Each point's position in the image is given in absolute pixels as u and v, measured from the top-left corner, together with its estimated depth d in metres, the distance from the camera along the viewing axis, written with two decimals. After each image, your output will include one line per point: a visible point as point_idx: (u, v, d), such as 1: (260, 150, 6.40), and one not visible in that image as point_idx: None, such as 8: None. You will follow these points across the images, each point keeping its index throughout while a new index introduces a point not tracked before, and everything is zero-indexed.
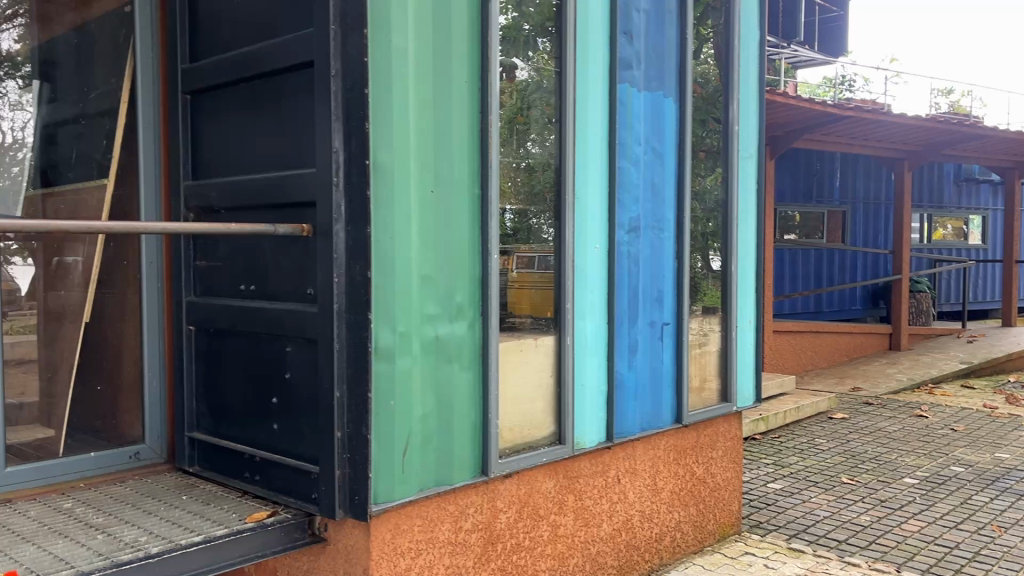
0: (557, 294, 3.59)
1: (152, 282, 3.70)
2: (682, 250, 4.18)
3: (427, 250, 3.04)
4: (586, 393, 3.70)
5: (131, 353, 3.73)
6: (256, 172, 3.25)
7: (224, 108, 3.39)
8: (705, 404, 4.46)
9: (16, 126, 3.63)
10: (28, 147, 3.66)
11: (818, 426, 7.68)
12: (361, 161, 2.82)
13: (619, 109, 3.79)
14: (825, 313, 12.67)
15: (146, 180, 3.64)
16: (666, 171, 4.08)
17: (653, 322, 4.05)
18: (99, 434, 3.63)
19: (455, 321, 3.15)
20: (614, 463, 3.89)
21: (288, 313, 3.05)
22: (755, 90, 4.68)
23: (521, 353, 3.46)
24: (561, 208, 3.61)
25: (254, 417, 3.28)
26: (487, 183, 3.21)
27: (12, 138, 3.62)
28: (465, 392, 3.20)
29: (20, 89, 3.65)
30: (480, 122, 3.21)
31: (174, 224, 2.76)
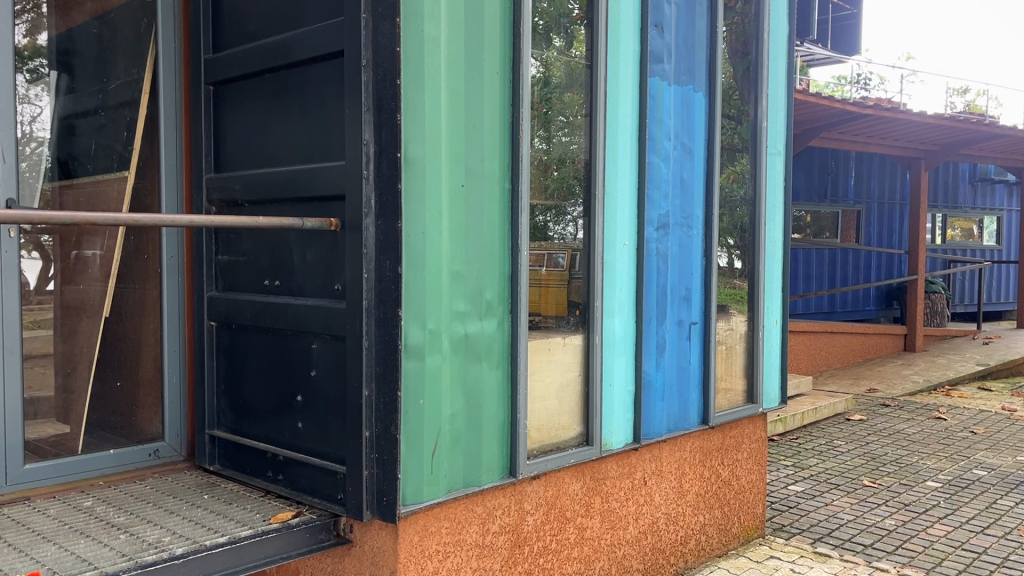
0: (585, 292, 3.51)
1: (173, 275, 3.63)
2: (711, 248, 4.09)
3: (458, 246, 2.96)
4: (614, 393, 3.62)
5: (150, 348, 3.67)
6: (282, 165, 3.18)
7: (248, 100, 3.32)
8: (732, 405, 4.38)
9: (26, 119, 3.37)
10: (39, 142, 3.43)
11: (835, 428, 7.60)
12: (392, 153, 2.75)
13: (650, 103, 3.71)
14: (838, 313, 12.57)
15: (167, 173, 3.59)
16: (695, 167, 4.00)
17: (680, 321, 3.96)
18: (118, 431, 3.57)
19: (485, 319, 3.07)
20: (640, 465, 3.81)
21: (315, 308, 2.98)
22: (784, 86, 4.60)
23: (549, 352, 3.38)
24: (568, 209, 3.43)
25: (278, 415, 3.21)
26: (518, 177, 3.13)
27: (22, 131, 3.35)
28: (494, 391, 3.12)
29: (28, 82, 3.39)
30: (511, 114, 3.14)
31: (200, 217, 2.70)
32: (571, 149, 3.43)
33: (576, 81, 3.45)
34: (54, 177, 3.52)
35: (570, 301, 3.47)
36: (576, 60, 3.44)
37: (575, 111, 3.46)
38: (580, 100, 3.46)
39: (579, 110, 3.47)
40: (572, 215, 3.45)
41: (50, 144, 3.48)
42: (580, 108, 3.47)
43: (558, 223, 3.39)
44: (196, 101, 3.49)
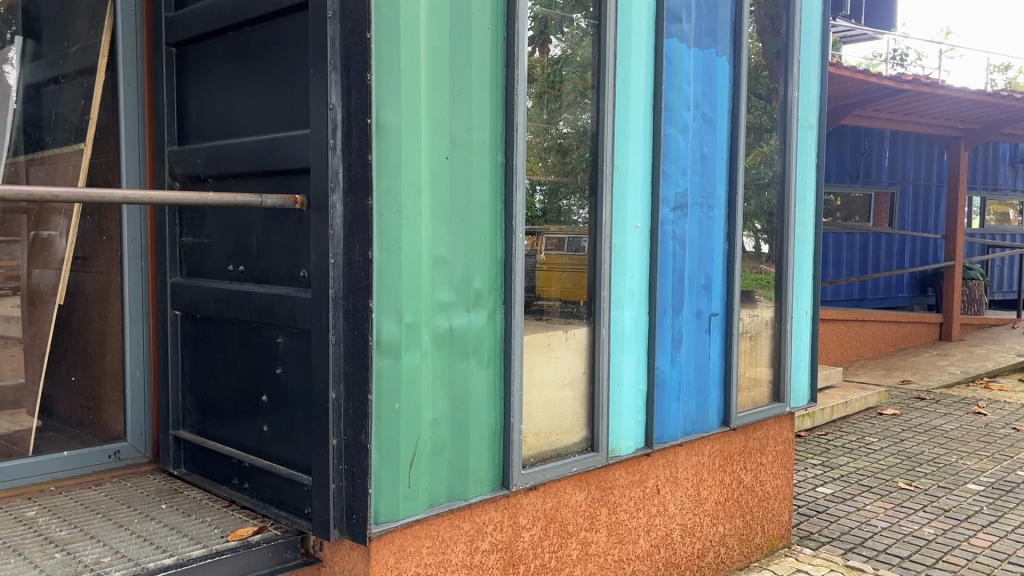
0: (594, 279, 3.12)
1: (135, 259, 3.28)
2: (734, 230, 3.69)
3: (441, 227, 2.58)
4: (623, 393, 3.23)
5: (112, 339, 3.34)
6: (248, 135, 2.82)
7: (211, 62, 2.96)
8: (756, 404, 3.98)
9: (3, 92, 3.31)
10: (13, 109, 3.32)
11: (867, 423, 7.16)
12: (362, 119, 2.38)
13: (666, 68, 3.29)
14: (869, 300, 12.05)
15: (128, 147, 3.25)
16: (717, 141, 3.58)
17: (699, 312, 3.56)
18: (77, 429, 3.27)
19: (473, 311, 2.70)
20: (653, 472, 3.43)
21: (279, 297, 2.63)
22: (818, 52, 4.14)
23: (549, 348, 3.01)
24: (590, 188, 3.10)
25: (243, 416, 2.87)
26: (512, 148, 2.74)
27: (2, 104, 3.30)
28: (483, 392, 2.75)
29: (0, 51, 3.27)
30: (505, 77, 2.74)
31: (138, 192, 2.29)
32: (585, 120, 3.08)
33: (582, 41, 3.05)
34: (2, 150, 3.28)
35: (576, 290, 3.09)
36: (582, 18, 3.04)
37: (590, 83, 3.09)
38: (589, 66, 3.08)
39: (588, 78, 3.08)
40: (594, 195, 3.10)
41: (12, 116, 3.31)
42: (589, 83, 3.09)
43: (584, 206, 3.09)
44: (158, 65, 3.14)
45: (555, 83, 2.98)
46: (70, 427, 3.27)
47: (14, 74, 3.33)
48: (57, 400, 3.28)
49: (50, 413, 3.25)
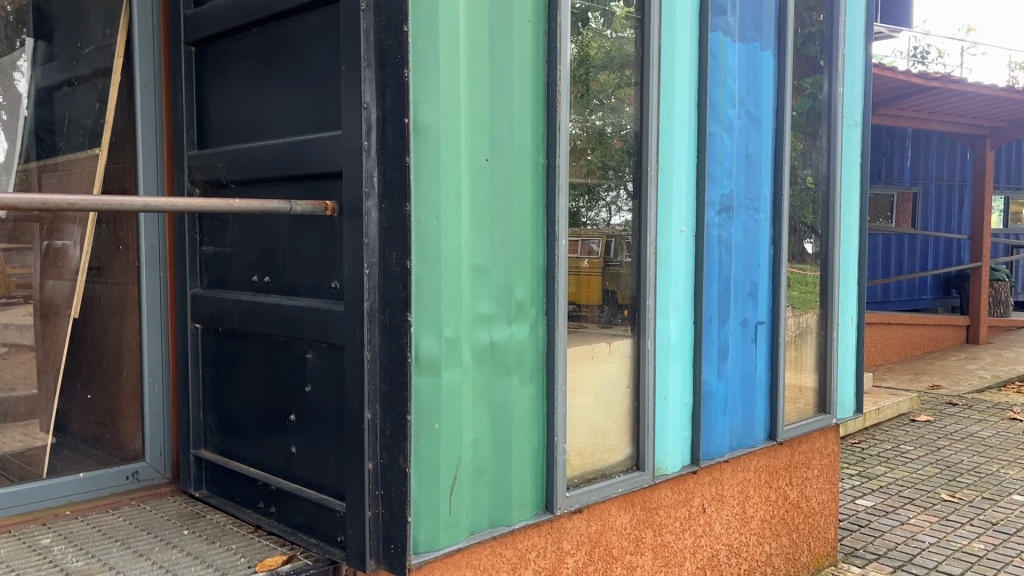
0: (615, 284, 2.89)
1: (152, 269, 3.12)
2: (780, 234, 3.50)
3: (481, 234, 2.41)
4: (669, 408, 3.05)
5: (129, 354, 3.18)
6: (273, 138, 2.65)
7: (233, 61, 2.80)
8: (801, 417, 3.79)
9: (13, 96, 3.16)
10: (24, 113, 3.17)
11: (900, 430, 6.95)
12: (398, 119, 2.21)
13: (711, 63, 3.11)
14: (893, 302, 11.82)
15: (145, 152, 3.09)
16: (762, 139, 3.40)
17: (745, 320, 3.38)
18: (94, 448, 3.12)
19: (514, 323, 2.52)
20: (698, 490, 3.25)
21: (309, 310, 2.46)
22: (862, 45, 3.96)
23: (592, 361, 2.83)
24: (602, 192, 2.84)
25: (270, 436, 2.70)
26: (554, 149, 2.57)
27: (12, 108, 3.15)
28: (526, 410, 2.57)
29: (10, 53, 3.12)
30: (546, 73, 2.57)
31: (157, 200, 2.15)
32: (614, 121, 2.87)
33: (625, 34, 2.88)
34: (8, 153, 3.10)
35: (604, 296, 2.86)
36: (623, 10, 2.86)
37: (612, 87, 2.86)
38: (607, 66, 2.83)
39: (608, 78, 2.84)
40: (609, 199, 2.87)
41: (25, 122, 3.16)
42: (618, 88, 2.88)
43: (592, 208, 2.79)
44: (176, 64, 2.97)
45: (590, 81, 2.78)
46: (88, 446, 3.11)
47: (23, 81, 3.19)
48: (73, 417, 3.15)
49: (64, 431, 3.10)
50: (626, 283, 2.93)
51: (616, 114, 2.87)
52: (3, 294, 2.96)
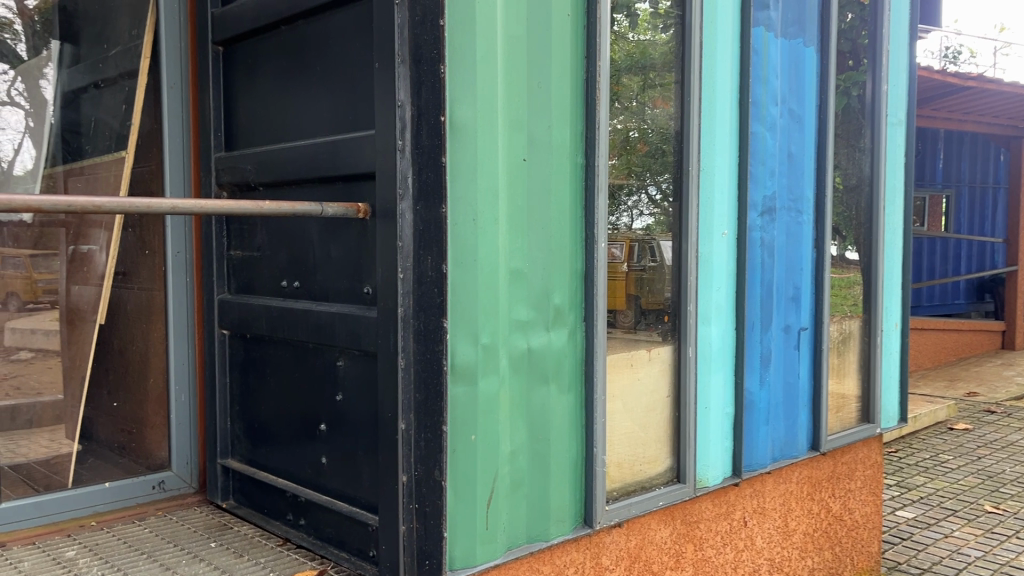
0: (637, 289, 2.74)
1: (179, 274, 3.06)
2: (823, 237, 3.38)
3: (518, 237, 2.31)
4: (710, 418, 2.94)
5: (155, 360, 3.12)
6: (303, 138, 2.58)
7: (261, 60, 2.73)
8: (845, 426, 3.65)
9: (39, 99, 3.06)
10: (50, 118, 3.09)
11: (938, 439, 6.76)
12: (434, 117, 2.13)
13: (753, 59, 2.99)
14: (924, 307, 11.60)
15: (172, 155, 3.03)
16: (805, 138, 3.28)
17: (787, 326, 3.26)
18: (118, 458, 3.07)
19: (553, 329, 2.42)
20: (740, 503, 3.13)
21: (340, 316, 2.38)
22: (906, 41, 3.83)
23: (631, 368, 2.72)
24: (623, 195, 2.67)
25: (299, 446, 2.62)
26: (594, 148, 2.47)
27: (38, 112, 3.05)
28: (565, 420, 2.47)
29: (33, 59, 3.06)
30: (585, 70, 2.48)
31: (187, 201, 2.06)
32: (637, 124, 2.71)
33: (666, 28, 2.78)
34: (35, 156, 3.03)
35: (633, 297, 2.72)
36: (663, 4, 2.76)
37: (635, 90, 2.70)
38: (630, 68, 2.67)
39: (631, 79, 2.68)
40: (629, 203, 2.70)
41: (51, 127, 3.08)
42: (642, 90, 2.72)
43: (616, 212, 2.64)
44: (203, 64, 2.91)
45: (629, 80, 2.68)
46: (114, 452, 3.04)
47: (50, 88, 3.10)
48: (99, 422, 3.06)
49: (89, 437, 3.01)
50: (667, 289, 2.83)
51: (638, 116, 2.71)
52: (30, 299, 2.87)
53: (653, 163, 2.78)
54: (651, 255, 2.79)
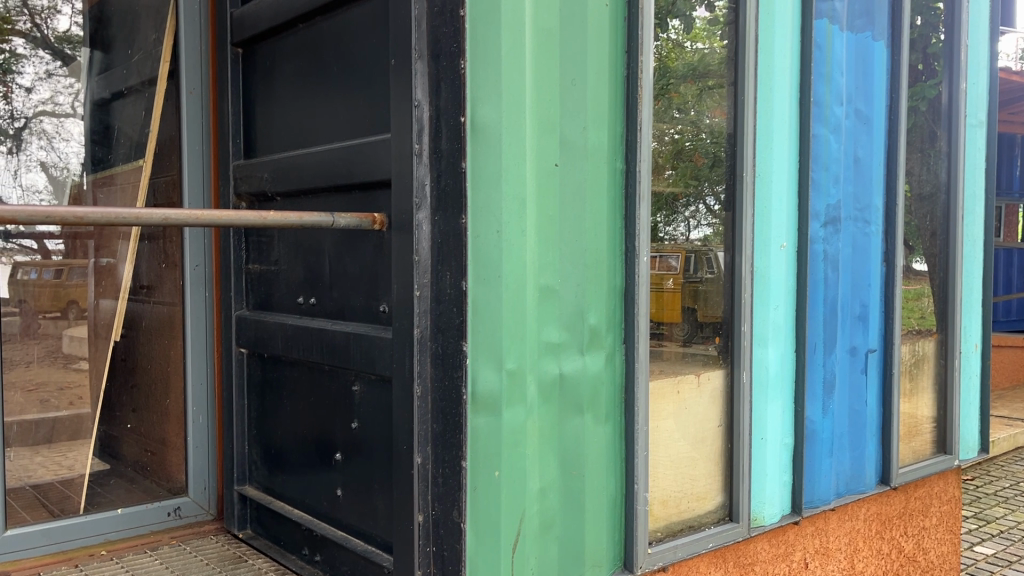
0: (699, 300, 2.54)
1: (198, 288, 2.92)
2: (893, 249, 3.07)
3: (549, 251, 2.08)
4: (768, 449, 2.65)
5: (174, 379, 2.97)
6: (320, 143, 2.39)
7: (279, 61, 2.56)
8: (919, 458, 3.32)
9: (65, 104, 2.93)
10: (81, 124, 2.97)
11: (1019, 467, 6.28)
12: (454, 117, 1.92)
13: (816, 54, 2.72)
14: (999, 322, 10.98)
15: (191, 163, 2.89)
16: (874, 142, 2.97)
17: (853, 348, 2.95)
18: (140, 476, 2.94)
19: (588, 353, 2.18)
20: (800, 543, 2.83)
21: (356, 337, 2.17)
22: (986, 34, 3.50)
23: (678, 396, 2.47)
24: (682, 203, 2.50)
25: (314, 475, 2.43)
26: (635, 152, 2.23)
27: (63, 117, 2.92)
28: (602, 453, 2.22)
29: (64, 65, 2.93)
30: (626, 66, 2.24)
31: (181, 211, 1.83)
32: (692, 132, 2.51)
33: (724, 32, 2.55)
34: (86, 166, 2.97)
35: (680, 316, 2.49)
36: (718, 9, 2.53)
37: (693, 99, 2.50)
38: (689, 77, 2.48)
39: (689, 88, 2.49)
40: (688, 213, 2.51)
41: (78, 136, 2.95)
42: (700, 96, 2.53)
43: (669, 222, 2.45)
44: (222, 67, 2.76)
45: (678, 81, 2.45)
46: (134, 473, 2.95)
47: (81, 91, 2.98)
48: (124, 442, 3.00)
49: (113, 456, 2.96)
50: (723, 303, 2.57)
51: (694, 125, 2.51)
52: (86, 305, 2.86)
53: (710, 173, 2.56)
54: (709, 265, 2.56)
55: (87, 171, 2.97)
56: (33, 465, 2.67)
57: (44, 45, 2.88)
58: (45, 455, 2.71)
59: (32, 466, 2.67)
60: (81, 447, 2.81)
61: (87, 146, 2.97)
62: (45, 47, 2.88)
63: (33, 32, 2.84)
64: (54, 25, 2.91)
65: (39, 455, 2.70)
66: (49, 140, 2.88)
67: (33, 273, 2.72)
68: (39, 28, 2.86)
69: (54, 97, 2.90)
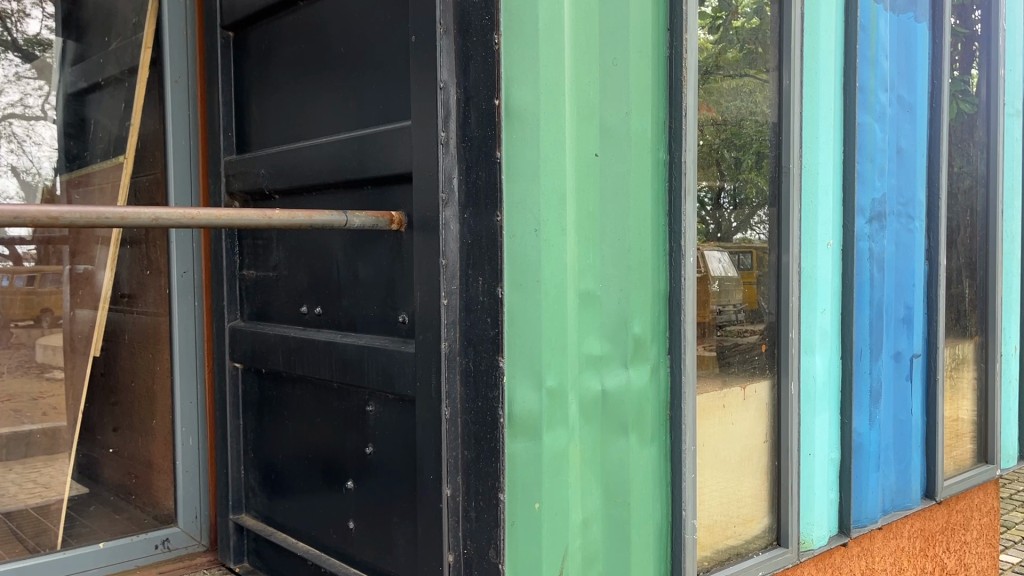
0: (718, 310, 2.25)
1: (185, 296, 2.62)
2: (937, 247, 2.87)
3: (590, 252, 1.86)
4: (815, 465, 2.44)
5: (161, 397, 2.70)
6: (324, 134, 2.15)
7: (276, 44, 2.30)
8: (960, 468, 3.13)
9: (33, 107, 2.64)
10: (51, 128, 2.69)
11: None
12: (484, 100, 1.68)
13: (861, 36, 2.51)
14: None
15: (176, 159, 2.61)
16: (917, 130, 2.77)
17: (898, 353, 2.74)
18: (128, 499, 2.70)
19: (632, 366, 1.95)
20: (847, 566, 2.62)
21: (370, 351, 1.93)
22: None
23: (724, 411, 2.25)
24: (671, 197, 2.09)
25: (322, 506, 2.18)
26: (679, 140, 1.98)
27: (31, 119, 2.63)
28: (647, 478, 1.99)
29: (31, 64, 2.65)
30: (668, 44, 2.00)
31: (171, 210, 1.57)
32: (734, 119, 2.30)
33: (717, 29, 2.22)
34: (59, 168, 2.69)
35: (716, 322, 2.24)
36: (707, 8, 2.17)
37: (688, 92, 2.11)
38: (730, 63, 2.28)
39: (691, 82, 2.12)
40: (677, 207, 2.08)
41: (49, 139, 2.67)
42: (741, 78, 2.32)
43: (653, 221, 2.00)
44: (210, 53, 2.50)
45: (716, 65, 2.24)
46: (117, 496, 2.69)
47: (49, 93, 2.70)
48: (104, 464, 2.75)
49: (93, 479, 2.69)
50: (738, 313, 2.31)
51: (737, 113, 2.30)
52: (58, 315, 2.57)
53: (744, 167, 2.33)
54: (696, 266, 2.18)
55: (61, 170, 2.70)
56: (4, 484, 2.45)
57: (13, 48, 2.60)
58: (19, 471, 2.48)
59: (4, 484, 2.45)
60: (58, 462, 2.56)
61: (60, 145, 2.70)
62: (15, 50, 2.60)
63: (2, 35, 2.56)
64: (24, 29, 2.63)
65: (12, 472, 2.47)
66: (20, 143, 2.59)
67: (4, 280, 2.43)
68: (9, 31, 2.58)
69: (24, 100, 2.62)
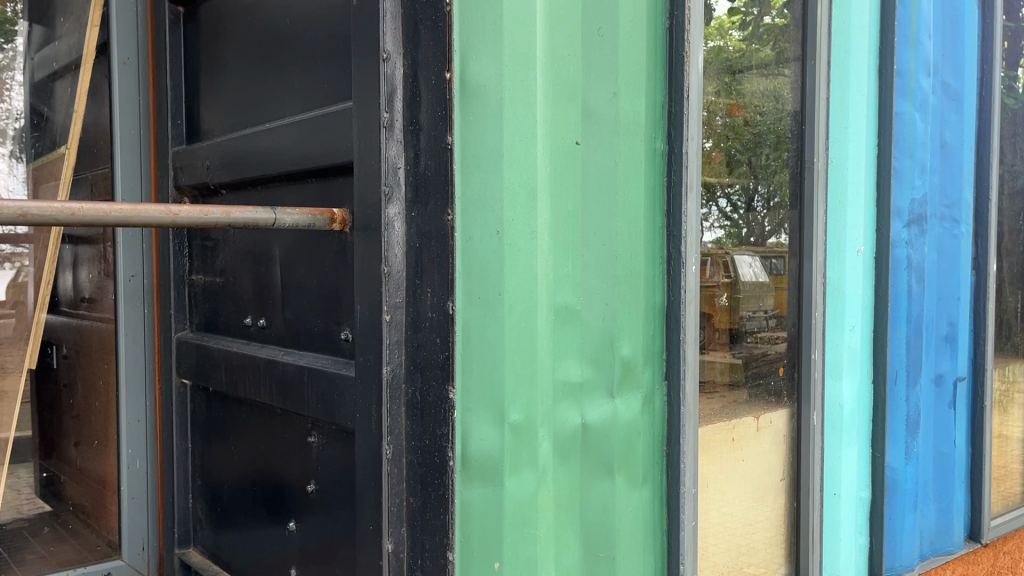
0: (738, 317, 1.95)
1: (132, 303, 2.26)
2: (984, 254, 2.52)
3: (568, 260, 1.56)
4: (841, 506, 2.12)
5: (110, 414, 2.32)
6: (269, 121, 1.87)
7: (224, 19, 2.03)
8: (1007, 504, 2.78)
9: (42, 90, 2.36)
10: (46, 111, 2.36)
11: None
12: (435, 74, 1.38)
13: (900, 12, 2.17)
14: None
15: (123, 148, 2.28)
16: (963, 121, 2.43)
17: (939, 377, 2.40)
18: (88, 520, 2.39)
19: (619, 396, 1.64)
20: None
21: (309, 373, 1.64)
22: None
23: (733, 446, 1.93)
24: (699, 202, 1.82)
25: (266, 547, 1.90)
26: (680, 129, 1.67)
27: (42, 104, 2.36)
28: (637, 526, 1.69)
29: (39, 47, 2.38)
30: (669, 14, 1.69)
31: (43, 205, 1.26)
32: (753, 112, 1.99)
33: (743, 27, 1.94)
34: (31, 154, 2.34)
35: (734, 329, 1.94)
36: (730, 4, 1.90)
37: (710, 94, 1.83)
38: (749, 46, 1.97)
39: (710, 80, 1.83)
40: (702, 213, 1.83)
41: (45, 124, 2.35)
42: (763, 68, 2.00)
43: (650, 223, 1.69)
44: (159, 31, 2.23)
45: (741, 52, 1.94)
46: (76, 521, 2.39)
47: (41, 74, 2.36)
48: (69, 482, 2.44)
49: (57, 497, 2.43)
50: (769, 320, 2.03)
51: (754, 102, 1.99)
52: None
53: (761, 160, 2.02)
54: (726, 270, 1.92)
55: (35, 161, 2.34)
56: None
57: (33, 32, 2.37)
58: None
59: None
60: None
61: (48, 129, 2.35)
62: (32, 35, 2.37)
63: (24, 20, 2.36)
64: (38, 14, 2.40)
65: None
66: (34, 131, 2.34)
67: None
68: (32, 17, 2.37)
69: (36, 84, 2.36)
